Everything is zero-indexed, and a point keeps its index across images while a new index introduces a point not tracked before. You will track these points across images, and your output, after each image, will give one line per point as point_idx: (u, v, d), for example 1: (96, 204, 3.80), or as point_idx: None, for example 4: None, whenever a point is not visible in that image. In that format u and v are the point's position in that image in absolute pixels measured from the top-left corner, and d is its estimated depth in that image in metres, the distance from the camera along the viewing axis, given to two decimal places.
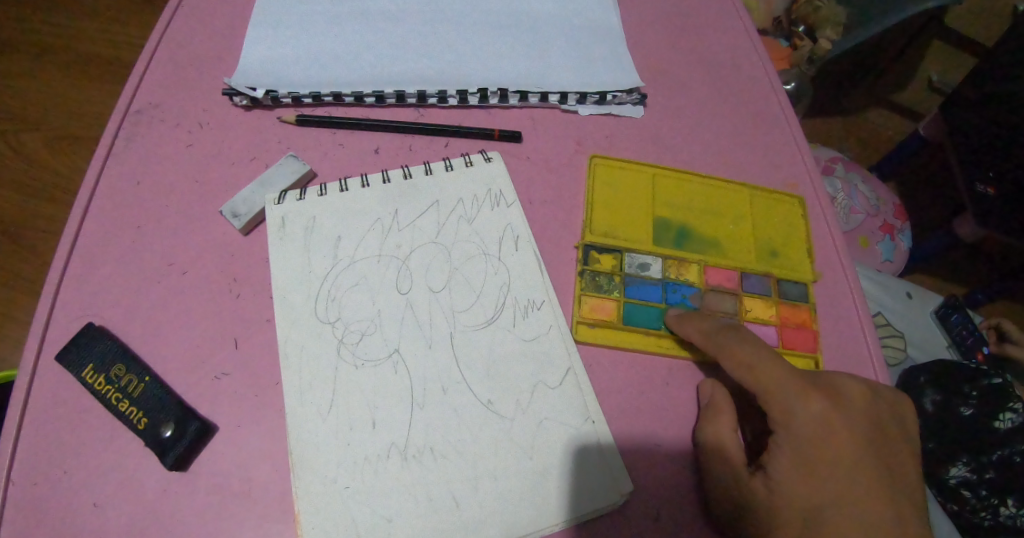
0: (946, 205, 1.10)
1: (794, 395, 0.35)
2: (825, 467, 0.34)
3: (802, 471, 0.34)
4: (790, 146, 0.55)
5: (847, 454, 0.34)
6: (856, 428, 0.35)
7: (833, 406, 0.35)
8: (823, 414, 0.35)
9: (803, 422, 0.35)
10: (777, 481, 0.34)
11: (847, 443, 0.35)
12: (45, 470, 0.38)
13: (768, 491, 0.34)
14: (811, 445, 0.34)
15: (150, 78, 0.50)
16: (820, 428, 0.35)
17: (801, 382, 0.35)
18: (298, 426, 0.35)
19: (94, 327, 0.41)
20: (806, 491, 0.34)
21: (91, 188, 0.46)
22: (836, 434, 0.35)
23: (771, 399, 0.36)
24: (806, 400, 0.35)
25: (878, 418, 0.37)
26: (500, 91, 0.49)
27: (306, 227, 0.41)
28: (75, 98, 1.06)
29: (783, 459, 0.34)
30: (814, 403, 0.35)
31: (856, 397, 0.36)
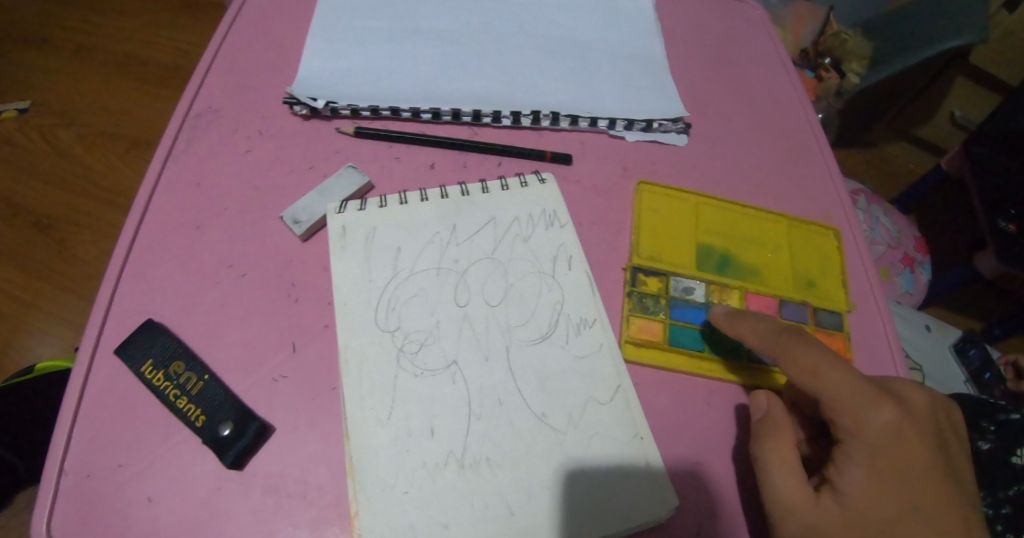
0: (964, 242, 1.11)
1: (867, 406, 0.36)
2: (896, 476, 0.35)
3: (875, 481, 0.35)
4: (827, 179, 0.56)
5: (913, 463, 0.36)
6: (923, 437, 0.36)
7: (902, 416, 0.36)
8: (891, 425, 0.36)
9: (875, 433, 0.36)
10: (847, 493, 0.35)
11: (917, 453, 0.36)
12: (99, 463, 0.38)
13: (838, 504, 0.35)
14: (881, 455, 0.35)
15: (211, 84, 0.52)
16: (892, 438, 0.36)
17: (872, 393, 0.36)
18: (359, 430, 0.36)
19: (152, 323, 0.42)
20: (879, 502, 0.35)
21: (152, 187, 0.47)
22: (906, 444, 0.36)
23: (843, 409, 0.36)
24: (878, 409, 0.36)
25: (935, 425, 0.38)
26: (552, 114, 0.51)
27: (366, 237, 0.43)
28: (110, 94, 1.08)
29: (857, 472, 0.35)
30: (883, 413, 0.36)
31: (917, 405, 0.38)
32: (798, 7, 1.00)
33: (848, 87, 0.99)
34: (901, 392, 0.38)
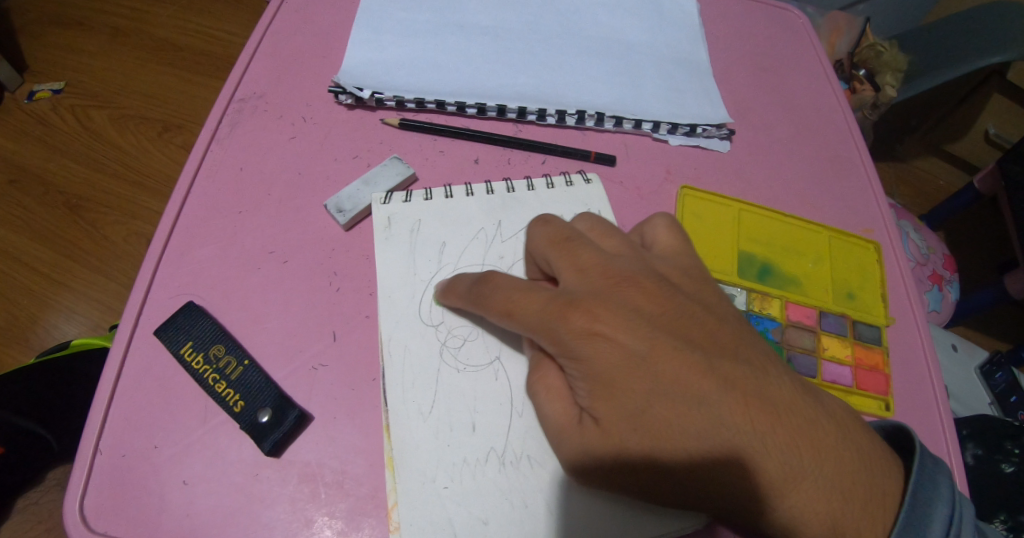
0: (993, 262, 1.09)
1: (555, 320, 0.33)
2: (642, 374, 0.32)
3: (610, 390, 0.32)
4: (870, 191, 0.55)
5: (666, 354, 0.32)
6: (652, 339, 0.32)
7: (599, 312, 0.33)
8: (599, 334, 0.32)
9: (571, 345, 0.33)
10: (595, 411, 0.33)
11: (634, 347, 0.32)
12: (136, 444, 0.38)
13: (597, 425, 0.33)
14: (590, 369, 0.32)
15: (256, 70, 0.52)
16: (595, 344, 0.32)
17: (556, 304, 0.33)
18: (400, 422, 0.36)
19: (194, 306, 0.42)
20: (627, 410, 0.32)
21: (195, 170, 0.47)
22: (610, 343, 0.32)
23: (532, 331, 0.34)
24: (566, 319, 0.33)
25: (665, 321, 0.33)
26: (597, 115, 0.50)
27: (411, 230, 0.43)
28: (143, 78, 1.09)
29: (586, 386, 0.33)
30: (577, 320, 0.33)
31: (623, 293, 0.34)
32: (834, 18, 0.98)
33: (885, 100, 0.92)
34: (574, 288, 0.34)
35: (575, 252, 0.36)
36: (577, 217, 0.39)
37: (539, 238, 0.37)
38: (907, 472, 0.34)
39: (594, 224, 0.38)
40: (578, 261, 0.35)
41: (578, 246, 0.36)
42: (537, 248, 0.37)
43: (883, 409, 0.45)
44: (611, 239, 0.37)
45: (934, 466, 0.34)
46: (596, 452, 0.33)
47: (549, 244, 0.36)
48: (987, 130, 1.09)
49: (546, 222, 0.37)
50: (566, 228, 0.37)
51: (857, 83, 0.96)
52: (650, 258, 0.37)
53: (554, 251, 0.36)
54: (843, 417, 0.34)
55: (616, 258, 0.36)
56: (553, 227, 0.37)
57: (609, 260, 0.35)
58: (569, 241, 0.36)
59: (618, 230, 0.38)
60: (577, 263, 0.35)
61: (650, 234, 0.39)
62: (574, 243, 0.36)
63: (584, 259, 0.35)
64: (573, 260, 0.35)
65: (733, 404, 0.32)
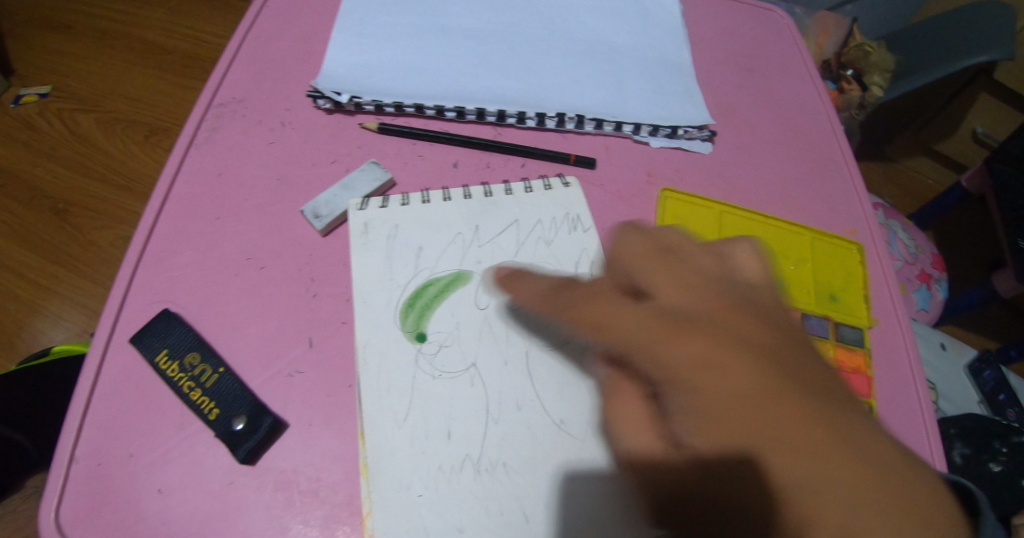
0: (982, 261, 1.10)
1: (655, 339, 0.26)
2: (763, 432, 0.25)
3: (719, 439, 0.25)
4: (851, 193, 0.55)
5: (760, 398, 0.25)
6: (755, 372, 0.25)
7: (712, 343, 0.26)
8: (697, 357, 0.25)
9: (667, 365, 0.26)
10: (700, 452, 0.26)
11: (753, 395, 0.25)
12: (115, 451, 0.38)
13: (698, 474, 0.26)
14: (683, 395, 0.26)
15: (236, 74, 0.52)
16: (702, 379, 0.25)
17: (661, 322, 0.26)
18: (375, 431, 0.35)
19: (171, 313, 0.41)
20: (745, 470, 0.25)
21: (173, 175, 0.47)
22: (727, 381, 0.25)
23: (626, 355, 0.27)
24: (672, 343, 0.26)
25: (779, 351, 0.27)
26: (577, 117, 0.50)
27: (388, 235, 0.43)
28: (129, 81, 1.08)
29: (694, 428, 0.25)
30: (682, 347, 0.26)
31: (726, 320, 0.27)
32: (823, 18, 0.98)
33: (870, 100, 0.95)
34: (682, 305, 0.27)
35: (673, 263, 0.29)
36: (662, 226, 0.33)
37: (638, 241, 0.31)
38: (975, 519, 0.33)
39: (649, 235, 0.31)
40: (680, 275, 0.29)
41: (669, 257, 0.30)
42: (625, 253, 0.30)
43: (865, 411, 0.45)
44: (711, 253, 0.31)
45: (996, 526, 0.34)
46: (695, 497, 0.27)
47: (643, 250, 0.30)
48: (976, 129, 1.09)
49: (637, 228, 0.31)
50: (666, 238, 0.31)
51: (844, 82, 0.96)
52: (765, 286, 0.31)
53: (656, 260, 0.29)
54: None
55: (719, 277, 0.29)
56: (646, 233, 0.31)
57: (710, 278, 0.29)
58: (671, 252, 0.30)
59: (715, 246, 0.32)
60: (680, 278, 0.29)
61: (735, 256, 0.32)
62: (664, 256, 0.30)
63: (685, 274, 0.29)
64: (665, 273, 0.29)
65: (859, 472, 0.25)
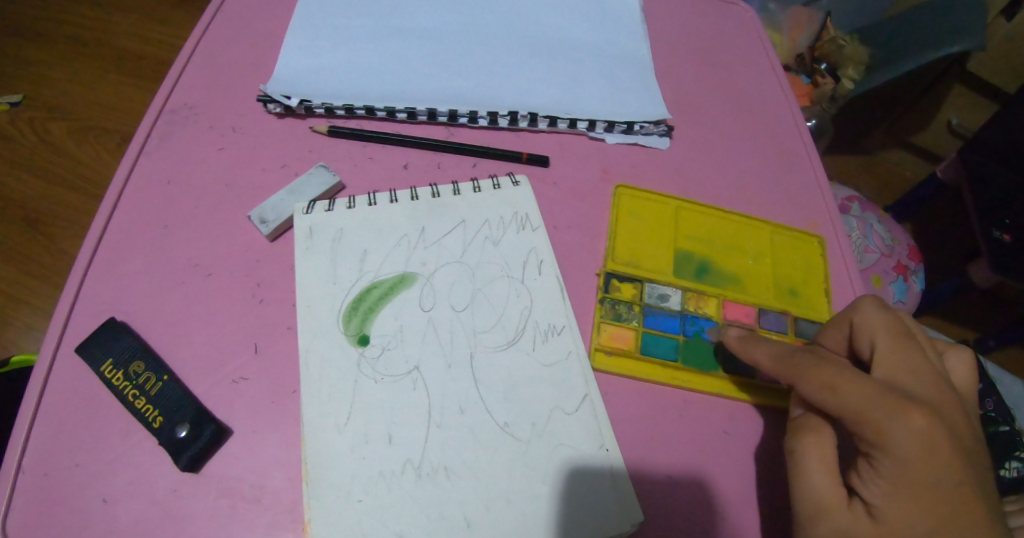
0: (959, 250, 1.10)
1: (888, 411, 0.32)
2: (949, 504, 0.31)
3: (898, 489, 0.32)
4: (811, 186, 0.55)
5: (940, 472, 0.31)
6: (956, 457, 0.32)
7: (938, 423, 0.32)
8: (924, 440, 0.31)
9: (898, 445, 0.31)
10: (881, 510, 0.32)
11: (946, 470, 0.31)
12: (56, 462, 0.37)
13: (862, 514, 0.33)
14: (903, 469, 0.31)
15: (187, 79, 0.51)
16: (923, 451, 0.31)
17: (896, 399, 0.32)
18: (315, 436, 0.35)
19: (116, 322, 0.41)
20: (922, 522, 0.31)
21: (122, 183, 0.46)
22: (938, 456, 0.31)
23: (858, 423, 0.33)
24: (906, 418, 0.31)
25: (954, 433, 0.32)
26: (530, 115, 0.50)
27: (333, 239, 0.42)
28: (100, 89, 1.07)
29: (888, 484, 0.32)
30: (915, 423, 0.31)
31: (948, 404, 0.34)
32: (796, 13, 0.98)
33: (842, 93, 0.94)
34: (907, 383, 0.34)
35: (903, 345, 0.35)
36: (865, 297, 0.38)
37: (877, 321, 0.37)
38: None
39: (890, 317, 0.37)
40: (910, 361, 0.35)
41: (905, 343, 0.36)
42: (869, 327, 0.37)
43: None
44: (907, 338, 0.36)
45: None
46: (830, 525, 0.33)
47: (890, 332, 0.36)
48: (951, 121, 1.09)
49: (882, 305, 0.37)
50: (905, 324, 0.36)
51: (819, 76, 0.96)
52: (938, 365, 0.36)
53: (890, 341, 0.36)
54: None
55: (930, 364, 0.35)
56: (891, 316, 0.37)
57: (925, 365, 0.35)
58: (907, 336, 0.36)
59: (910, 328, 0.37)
60: (914, 363, 0.35)
61: (860, 321, 0.38)
62: (905, 338, 0.36)
63: (921, 360, 0.35)
64: (885, 356, 0.35)
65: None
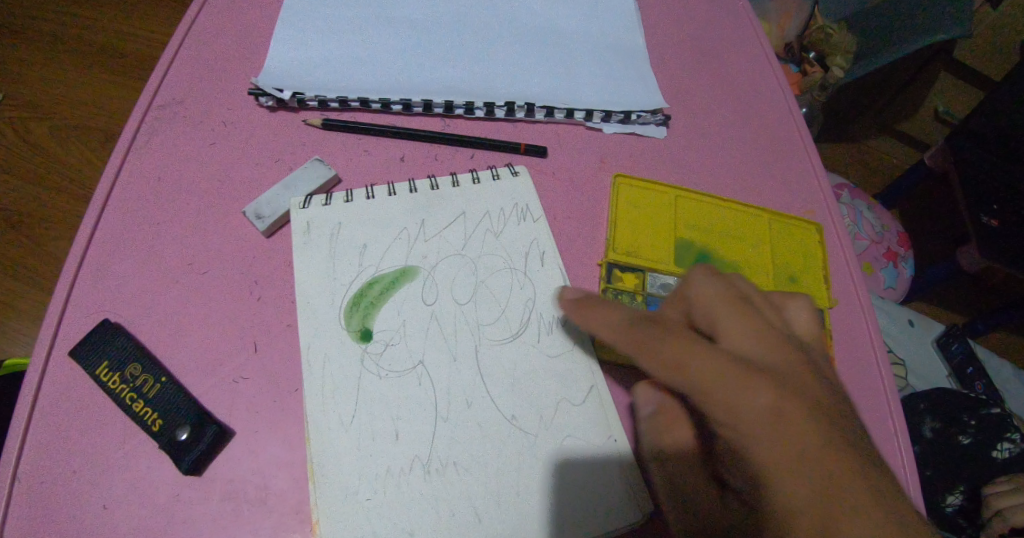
0: (946, 236, 1.12)
1: (732, 387, 0.27)
2: (818, 484, 0.26)
3: (753, 474, 0.27)
4: (808, 172, 0.55)
5: (853, 461, 0.27)
6: (800, 424, 0.27)
7: (779, 391, 0.27)
8: (770, 407, 0.27)
9: (741, 416, 0.27)
10: (757, 503, 0.28)
11: (806, 444, 0.26)
12: (52, 470, 0.36)
13: (748, 513, 0.29)
14: (759, 441, 0.27)
15: (175, 74, 0.50)
16: (767, 433, 0.27)
17: (730, 366, 0.28)
18: (319, 436, 0.35)
19: (111, 324, 0.40)
20: (773, 513, 0.26)
21: (110, 182, 0.45)
22: (778, 436, 0.26)
23: (711, 404, 0.28)
24: (751, 390, 0.27)
25: (793, 402, 0.27)
26: (527, 105, 0.49)
27: (330, 233, 0.42)
28: (79, 88, 1.04)
29: (756, 474, 0.27)
30: (756, 400, 0.27)
31: (793, 370, 0.29)
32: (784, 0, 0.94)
33: (834, 81, 0.90)
34: (758, 354, 0.29)
35: (751, 317, 0.30)
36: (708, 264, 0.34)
37: (796, 299, 0.35)
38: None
39: (755, 288, 0.33)
40: (730, 324, 0.30)
41: (745, 310, 0.31)
42: (705, 296, 0.32)
43: None
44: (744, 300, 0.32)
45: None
46: (749, 535, 0.28)
47: (804, 310, 0.35)
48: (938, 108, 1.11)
49: (717, 274, 0.33)
50: (738, 285, 0.32)
51: (808, 65, 0.95)
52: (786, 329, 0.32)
53: (725, 304, 0.31)
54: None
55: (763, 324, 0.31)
56: (722, 279, 0.32)
57: (762, 326, 0.30)
58: (745, 300, 0.31)
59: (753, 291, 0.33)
60: (749, 324, 0.30)
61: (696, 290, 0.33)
62: (742, 306, 0.31)
63: (754, 324, 0.30)
64: (786, 334, 0.31)
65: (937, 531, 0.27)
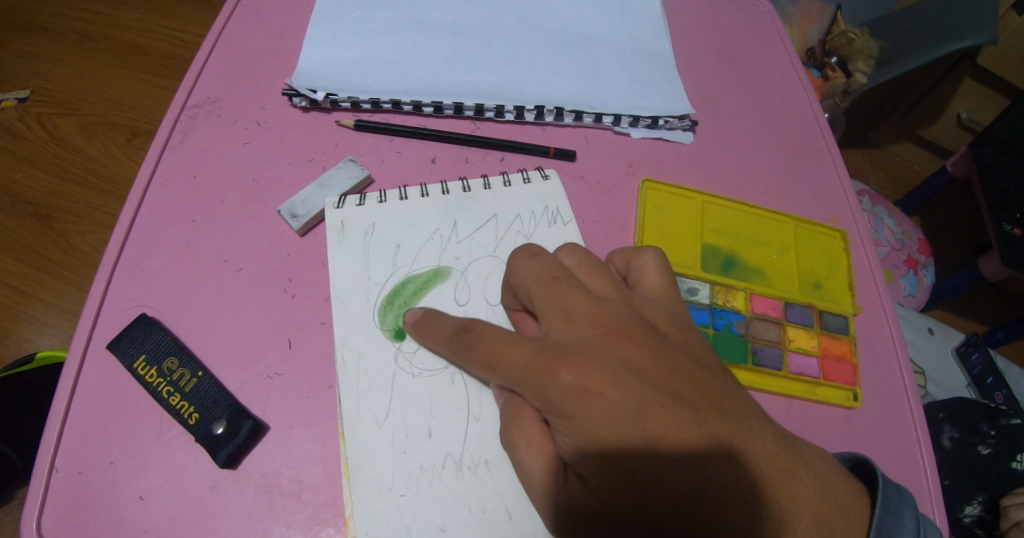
0: (967, 244, 1.11)
1: (540, 376, 0.32)
2: (632, 444, 0.31)
3: (575, 441, 0.31)
4: (833, 178, 0.54)
5: (660, 413, 0.31)
6: (623, 395, 0.31)
7: (587, 372, 0.31)
8: (579, 388, 0.31)
9: (555, 400, 0.31)
10: (582, 467, 0.32)
11: (620, 410, 0.31)
12: (90, 460, 0.37)
13: (585, 485, 0.32)
14: (576, 419, 0.31)
15: (209, 74, 0.51)
16: (582, 405, 0.31)
17: (544, 358, 0.32)
18: (356, 431, 0.37)
19: (148, 318, 0.40)
20: (612, 471, 0.31)
21: (147, 178, 0.45)
22: (600, 405, 0.31)
23: (516, 382, 0.33)
24: (555, 376, 0.31)
25: (620, 377, 0.31)
26: (556, 109, 0.50)
27: (366, 233, 0.44)
28: (105, 84, 1.06)
29: (573, 440, 0.32)
30: (565, 377, 0.31)
31: (616, 346, 0.32)
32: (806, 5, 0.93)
33: (856, 87, 0.88)
34: (563, 337, 0.33)
35: (564, 295, 0.34)
36: (564, 248, 0.38)
37: (650, 261, 0.38)
38: (871, 511, 0.35)
39: (582, 259, 0.37)
40: (565, 307, 0.34)
41: (566, 287, 0.34)
42: (523, 283, 0.36)
43: (851, 400, 0.44)
44: (598, 278, 0.36)
45: (899, 496, 0.36)
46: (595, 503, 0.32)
47: (658, 272, 0.38)
48: (960, 115, 1.10)
49: (532, 255, 0.36)
50: (554, 265, 0.35)
51: (830, 70, 0.91)
52: (635, 300, 0.36)
53: (543, 291, 0.35)
54: (820, 467, 0.35)
55: (604, 302, 0.34)
56: (540, 260, 0.36)
57: (599, 305, 0.34)
58: (557, 281, 0.35)
59: (603, 267, 0.37)
60: (565, 309, 0.34)
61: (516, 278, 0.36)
62: (562, 284, 0.35)
63: (582, 305, 0.34)
64: (602, 303, 0.34)
65: (735, 456, 0.31)
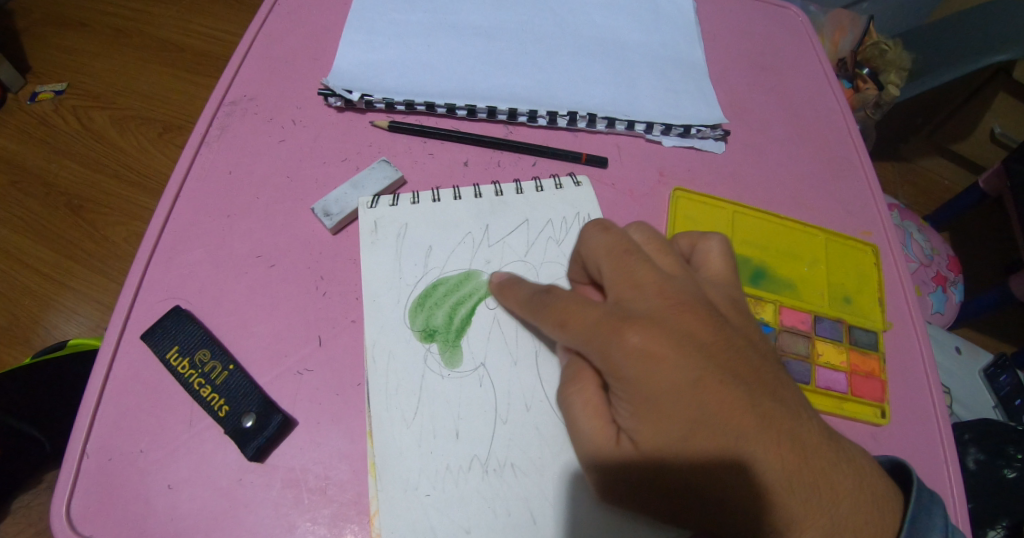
0: (999, 262, 1.09)
1: (608, 339, 0.32)
2: (686, 411, 0.31)
3: (636, 408, 0.31)
4: (865, 192, 0.53)
5: (717, 388, 0.31)
6: (685, 364, 0.31)
7: (655, 338, 0.31)
8: (645, 353, 0.31)
9: (619, 365, 0.31)
10: (636, 432, 0.32)
11: (679, 378, 0.31)
12: (122, 448, 0.37)
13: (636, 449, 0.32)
14: (637, 382, 0.31)
15: (246, 72, 0.52)
16: (645, 368, 0.31)
17: (611, 322, 0.32)
18: (383, 431, 0.37)
19: (182, 310, 0.41)
20: (664, 439, 0.31)
21: (184, 172, 0.46)
22: (663, 372, 0.31)
23: (583, 348, 0.33)
24: (620, 339, 0.31)
25: (685, 344, 0.31)
26: (589, 116, 0.50)
27: (398, 233, 0.44)
28: (138, 78, 1.08)
29: (631, 405, 0.32)
30: (633, 338, 0.31)
31: (680, 317, 0.32)
32: (838, 15, 0.91)
33: (888, 99, 0.86)
34: (632, 305, 0.33)
35: (635, 266, 0.34)
36: (634, 225, 0.37)
37: (716, 247, 0.37)
38: (903, 506, 0.34)
39: (652, 237, 0.36)
40: (635, 278, 0.33)
41: (639, 261, 0.34)
42: (593, 252, 0.35)
43: (879, 416, 0.43)
44: (667, 256, 0.36)
45: (931, 499, 0.35)
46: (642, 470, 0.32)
47: (722, 258, 0.37)
48: (995, 130, 1.08)
49: (605, 229, 0.35)
50: (627, 239, 0.35)
51: (859, 81, 0.88)
52: (700, 281, 0.35)
53: (613, 261, 0.34)
54: (860, 460, 0.34)
55: (673, 277, 0.34)
56: (613, 233, 0.35)
57: (667, 279, 0.33)
58: (629, 254, 0.34)
59: (672, 247, 0.36)
60: (635, 281, 0.33)
61: (588, 248, 0.36)
62: (634, 257, 0.34)
63: (652, 279, 0.33)
64: (671, 278, 0.34)
65: (784, 441, 0.31)
